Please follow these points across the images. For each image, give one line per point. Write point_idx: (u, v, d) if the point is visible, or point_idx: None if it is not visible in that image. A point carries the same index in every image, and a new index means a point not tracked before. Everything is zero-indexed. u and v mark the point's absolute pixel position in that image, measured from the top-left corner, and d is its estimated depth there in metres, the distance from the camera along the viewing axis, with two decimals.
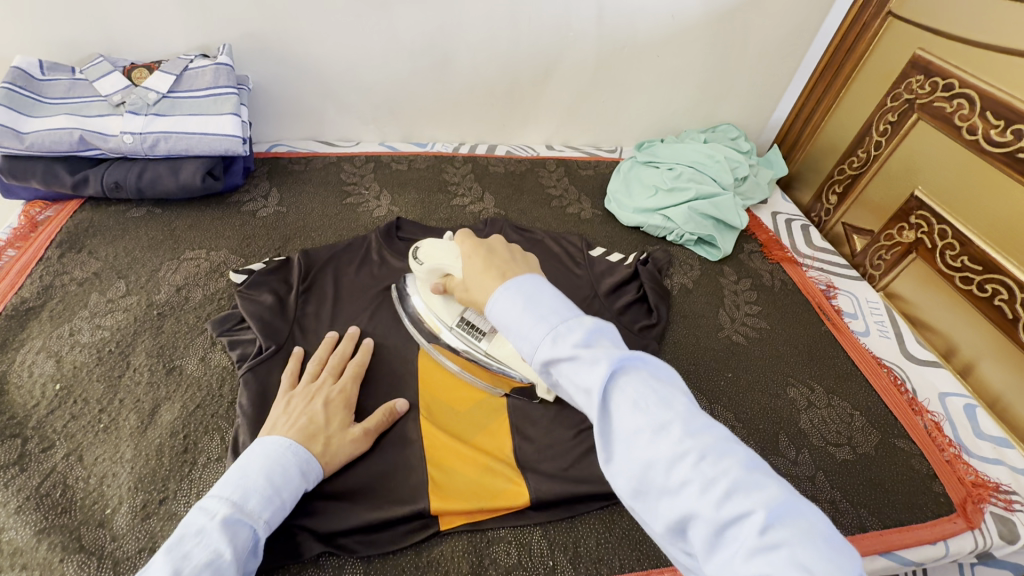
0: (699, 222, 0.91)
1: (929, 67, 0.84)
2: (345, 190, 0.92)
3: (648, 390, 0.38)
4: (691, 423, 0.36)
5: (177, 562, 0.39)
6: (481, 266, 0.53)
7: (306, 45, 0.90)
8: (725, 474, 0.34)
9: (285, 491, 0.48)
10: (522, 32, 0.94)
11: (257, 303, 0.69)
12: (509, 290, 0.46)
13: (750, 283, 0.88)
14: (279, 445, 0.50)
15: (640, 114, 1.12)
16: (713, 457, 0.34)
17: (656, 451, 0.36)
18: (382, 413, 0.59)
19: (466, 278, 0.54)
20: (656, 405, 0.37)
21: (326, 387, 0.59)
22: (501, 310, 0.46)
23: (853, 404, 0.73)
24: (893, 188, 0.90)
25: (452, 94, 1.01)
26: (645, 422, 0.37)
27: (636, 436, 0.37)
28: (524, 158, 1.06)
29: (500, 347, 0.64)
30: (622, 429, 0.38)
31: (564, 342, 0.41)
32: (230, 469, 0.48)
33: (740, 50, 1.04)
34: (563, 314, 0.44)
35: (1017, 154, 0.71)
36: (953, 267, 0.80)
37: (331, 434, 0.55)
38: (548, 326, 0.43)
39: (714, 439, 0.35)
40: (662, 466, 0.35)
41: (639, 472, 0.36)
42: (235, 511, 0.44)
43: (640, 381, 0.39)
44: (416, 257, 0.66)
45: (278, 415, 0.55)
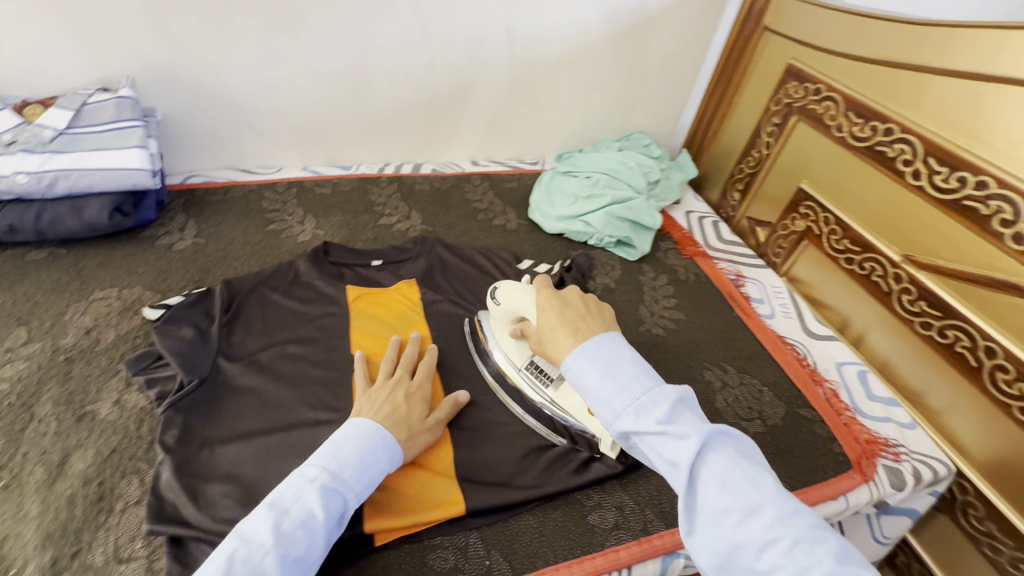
0: (616, 225, 0.97)
1: (801, 74, 0.94)
2: (267, 217, 0.91)
3: (733, 469, 0.42)
4: (780, 506, 0.40)
5: (278, 516, 0.46)
6: (556, 320, 0.56)
7: (217, 73, 0.89)
8: (817, 563, 0.37)
9: (374, 468, 0.53)
10: (436, 53, 0.98)
11: (176, 338, 0.68)
12: (586, 358, 0.50)
13: (667, 278, 0.95)
14: (370, 428, 0.55)
15: (558, 127, 1.18)
16: (804, 544, 0.38)
17: (746, 534, 0.40)
18: (445, 408, 0.64)
19: (541, 330, 0.57)
20: (743, 485, 0.41)
21: (404, 382, 0.63)
22: (581, 376, 0.50)
23: (763, 381, 0.79)
24: (783, 183, 1.00)
25: (373, 116, 1.03)
26: (736, 503, 0.41)
27: (728, 512, 0.41)
28: (449, 175, 1.09)
29: (568, 397, 0.66)
30: (708, 504, 0.42)
31: (649, 417, 0.45)
32: (328, 442, 0.53)
33: (643, 63, 1.12)
34: (644, 384, 0.48)
35: (876, 147, 0.81)
36: (838, 250, 0.90)
37: (411, 425, 0.59)
38: (631, 397, 0.47)
39: (803, 525, 0.39)
40: (753, 548, 0.39)
41: (727, 550, 0.40)
42: (331, 480, 0.49)
43: (723, 457, 0.43)
44: (494, 296, 0.70)
45: (361, 404, 0.59)
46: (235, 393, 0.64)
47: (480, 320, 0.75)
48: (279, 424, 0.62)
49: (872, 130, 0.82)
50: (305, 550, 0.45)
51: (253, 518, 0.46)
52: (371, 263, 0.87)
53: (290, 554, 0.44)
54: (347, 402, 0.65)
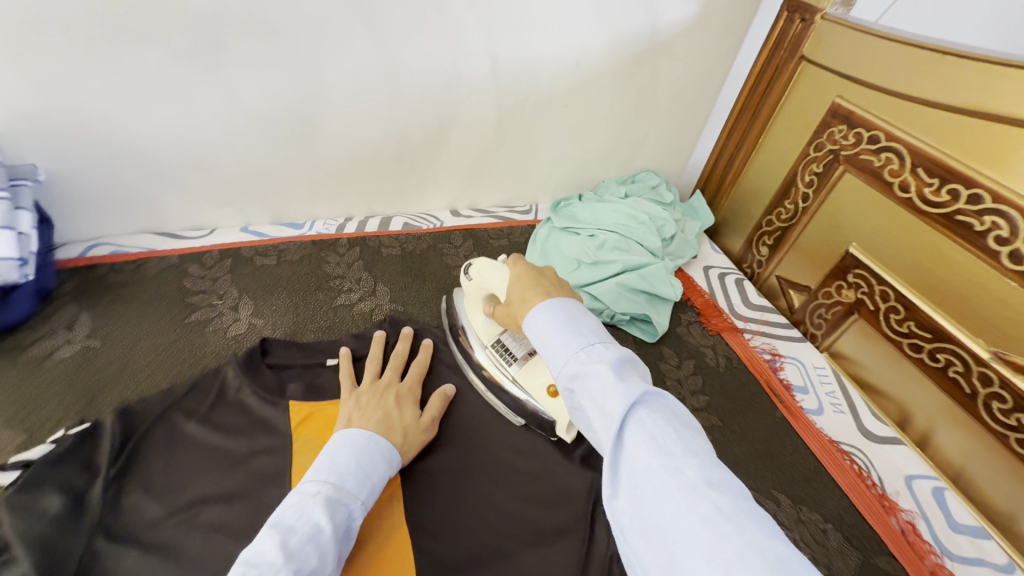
0: (629, 299, 0.80)
1: (849, 116, 0.77)
2: (190, 303, 0.71)
3: (666, 427, 0.34)
4: (712, 473, 0.32)
5: (284, 533, 0.40)
6: (527, 287, 0.50)
7: (117, 121, 0.69)
8: (740, 534, 0.28)
9: (375, 476, 0.50)
10: (403, 88, 0.79)
11: (31, 518, 0.47)
12: (546, 312, 0.45)
13: (693, 365, 0.78)
14: (361, 435, 0.53)
15: (554, 168, 1.00)
16: (729, 515, 0.29)
17: (667, 497, 0.31)
18: (437, 404, 0.64)
19: (511, 299, 0.51)
20: (676, 442, 0.33)
21: (393, 384, 0.64)
22: (539, 327, 0.45)
23: (824, 516, 0.63)
24: (825, 243, 0.84)
25: (327, 163, 0.84)
26: (662, 461, 0.32)
27: (651, 469, 0.33)
28: (425, 232, 0.90)
29: (531, 379, 0.65)
30: (632, 464, 0.34)
31: (592, 361, 0.39)
32: (319, 458, 0.50)
33: (653, 96, 0.95)
34: (597, 338, 0.42)
35: (956, 216, 0.65)
36: (899, 332, 0.73)
37: (405, 426, 0.59)
38: (579, 342, 0.41)
39: (733, 496, 0.30)
40: (670, 511, 0.30)
41: (646, 518, 0.32)
42: (335, 491, 0.46)
43: (659, 415, 0.35)
44: (466, 271, 0.68)
45: (352, 411, 0.58)
46: None
47: (457, 296, 0.77)
48: None
49: (949, 194, 0.65)
50: (320, 564, 0.39)
51: (253, 544, 0.39)
52: (325, 362, 0.68)
53: (304, 569, 0.37)
54: None
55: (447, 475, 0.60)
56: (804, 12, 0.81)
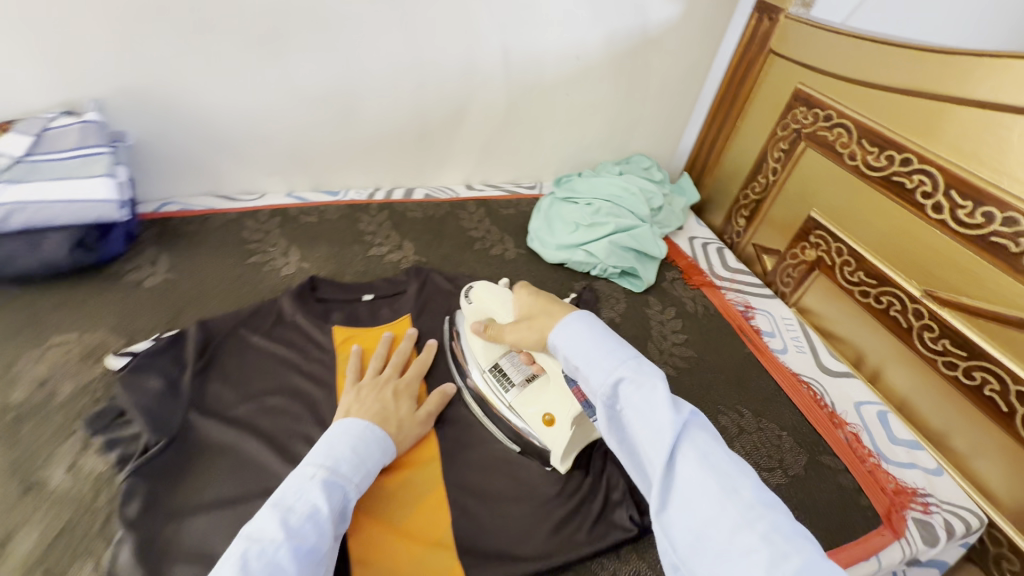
0: (620, 256, 0.92)
1: (810, 99, 0.90)
2: (248, 249, 0.85)
3: (715, 448, 0.43)
4: (755, 492, 0.41)
5: (283, 513, 0.45)
6: (538, 305, 0.61)
7: (194, 96, 0.83)
8: (792, 547, 0.37)
9: (370, 460, 0.54)
10: (428, 75, 0.93)
11: (141, 392, 0.60)
12: (593, 333, 0.53)
13: (675, 311, 0.90)
14: (360, 425, 0.56)
15: (556, 150, 1.13)
16: (778, 528, 0.38)
17: (722, 512, 0.40)
18: (433, 401, 0.67)
19: (524, 314, 0.62)
20: (728, 462, 0.42)
21: (393, 381, 0.66)
22: (577, 349, 0.52)
23: (781, 425, 0.75)
24: (791, 210, 0.96)
25: (361, 139, 0.97)
26: (717, 479, 0.41)
27: (707, 485, 0.41)
28: (443, 201, 1.04)
29: (530, 404, 0.64)
30: (687, 479, 0.42)
31: (639, 377, 0.47)
32: (320, 443, 0.54)
33: (644, 86, 1.08)
34: (635, 358, 0.50)
35: (893, 177, 0.78)
36: (852, 282, 0.86)
37: (401, 418, 0.62)
38: (627, 360, 0.49)
39: (776, 512, 0.40)
40: (728, 526, 0.39)
41: (699, 526, 0.40)
42: (331, 474, 0.50)
43: (706, 435, 0.44)
44: (466, 294, 0.72)
45: (350, 402, 0.61)
46: (209, 454, 0.58)
47: (457, 318, 0.76)
48: (257, 490, 0.56)
49: (887, 159, 0.78)
50: (317, 540, 0.45)
51: (256, 521, 0.45)
52: (362, 297, 0.81)
53: (302, 545, 0.43)
54: None
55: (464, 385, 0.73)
56: (772, 12, 0.95)
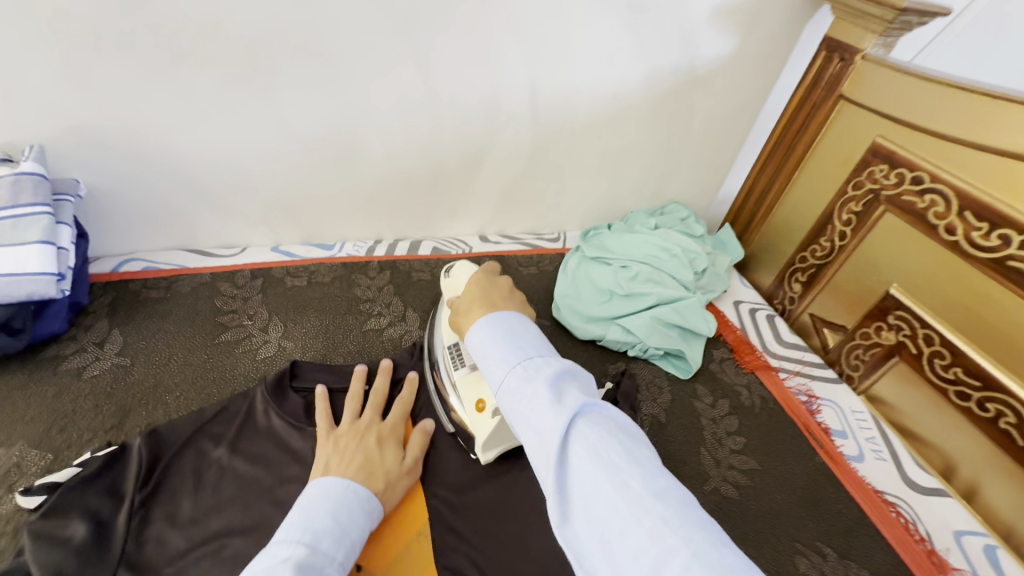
0: (662, 334, 0.78)
1: (892, 156, 0.76)
2: (219, 322, 0.70)
3: (610, 439, 0.33)
4: (656, 483, 0.31)
5: None
6: (477, 295, 0.51)
7: (161, 139, 0.69)
8: (687, 545, 0.27)
9: (354, 534, 0.46)
10: (442, 115, 0.79)
11: (55, 546, 0.46)
12: (487, 326, 0.44)
13: (728, 405, 0.75)
14: (340, 485, 0.49)
15: (583, 197, 1.00)
16: (674, 523, 0.28)
17: (613, 512, 0.30)
18: (419, 444, 0.60)
19: (461, 301, 0.52)
20: (619, 452, 0.32)
21: (375, 426, 0.59)
22: (477, 343, 0.43)
23: (874, 572, 0.59)
24: (862, 282, 0.82)
25: (362, 187, 0.84)
26: (610, 479, 0.31)
27: (596, 487, 0.31)
28: (454, 258, 0.90)
29: (470, 389, 0.59)
30: (576, 484, 0.32)
31: (531, 372, 0.38)
32: (291, 516, 0.44)
33: (686, 129, 0.94)
34: (535, 351, 0.41)
35: (1007, 262, 0.63)
36: (945, 378, 0.71)
37: (387, 470, 0.55)
38: (517, 355, 0.40)
39: (677, 503, 0.29)
40: (617, 530, 0.29)
41: (596, 538, 0.30)
42: (310, 551, 0.41)
43: (600, 425, 0.34)
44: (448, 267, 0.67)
45: (329, 455, 0.54)
46: None
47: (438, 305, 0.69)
48: None
49: (999, 239, 0.64)
50: None
51: None
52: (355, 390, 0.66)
53: None
54: None
55: (478, 514, 0.57)
56: (844, 52, 0.81)
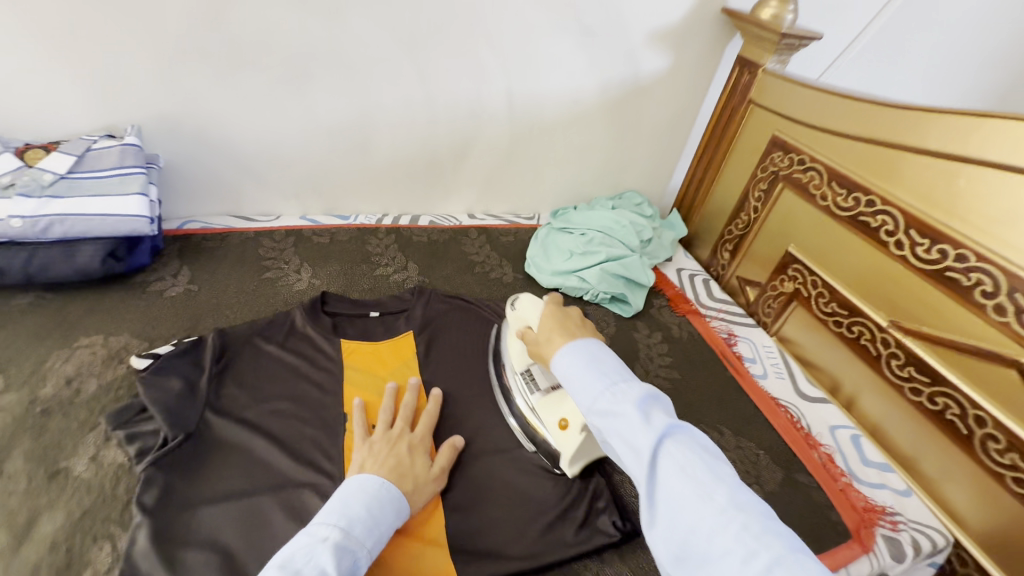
0: (611, 282, 0.98)
1: (786, 145, 0.99)
2: (263, 265, 0.91)
3: (693, 458, 0.47)
4: (735, 497, 0.44)
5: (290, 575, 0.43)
6: (554, 323, 0.68)
7: (223, 124, 0.91)
8: (766, 549, 0.40)
9: (383, 523, 0.53)
10: (438, 112, 1.01)
11: (162, 391, 0.65)
12: (571, 353, 0.60)
13: (661, 335, 0.96)
14: (376, 483, 0.55)
15: (554, 184, 1.21)
16: (754, 530, 0.41)
17: (699, 518, 0.44)
18: (446, 456, 0.65)
19: (541, 332, 0.69)
20: (702, 471, 0.45)
21: (404, 435, 0.64)
22: (570, 374, 0.58)
23: (759, 445, 0.79)
24: (770, 245, 1.03)
25: (374, 168, 1.05)
26: (698, 489, 0.45)
27: (687, 495, 0.45)
28: (447, 228, 1.10)
29: (547, 409, 0.70)
30: (667, 489, 0.46)
31: (620, 398, 0.53)
32: (333, 500, 0.52)
33: (635, 128, 1.17)
34: (621, 379, 0.55)
35: (859, 217, 0.85)
36: (826, 312, 0.92)
37: (416, 475, 0.60)
38: (603, 382, 0.55)
39: (754, 513, 0.43)
40: (704, 533, 0.43)
41: (683, 536, 0.44)
42: (344, 537, 0.48)
43: (684, 447, 0.48)
44: (512, 305, 0.83)
45: (364, 457, 0.60)
46: (219, 451, 0.62)
47: (501, 334, 0.83)
48: (267, 485, 0.60)
49: (855, 201, 0.85)
50: None
51: None
52: (369, 312, 0.86)
53: None
54: (338, 465, 0.63)
55: (461, 398, 0.77)
56: (751, 68, 1.05)
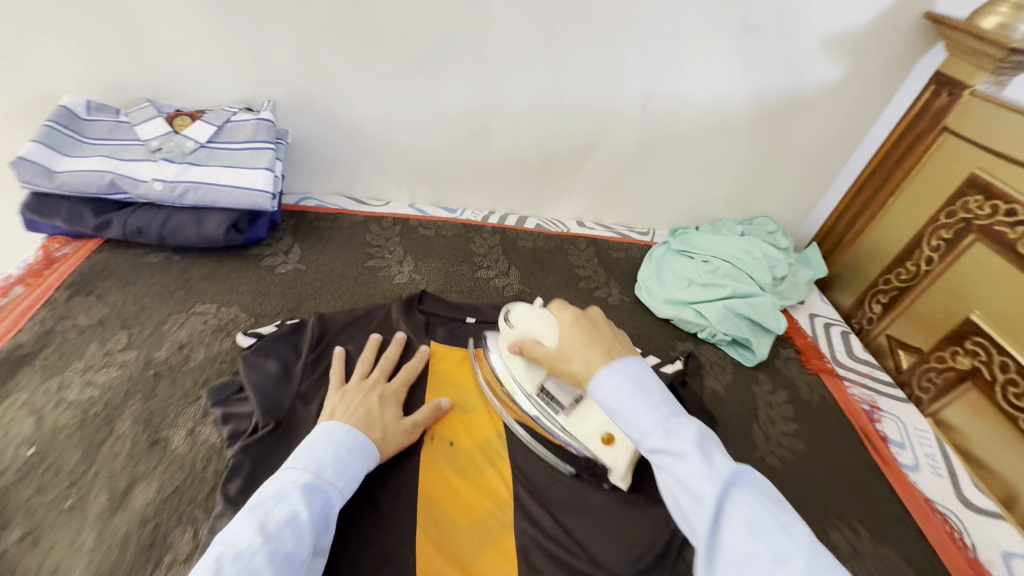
0: (733, 322, 0.86)
1: (988, 187, 0.79)
2: (368, 252, 0.89)
3: (763, 512, 0.39)
4: (818, 561, 0.36)
5: (261, 518, 0.45)
6: (584, 339, 0.54)
7: (349, 106, 0.90)
8: None
9: (353, 465, 0.54)
10: (565, 108, 0.93)
11: (260, 373, 0.64)
12: (611, 376, 0.49)
13: (787, 395, 0.82)
14: (341, 428, 0.55)
15: (676, 198, 1.09)
16: None
17: None
18: (426, 412, 0.64)
19: (565, 348, 0.54)
20: (777, 530, 0.37)
21: (380, 386, 0.65)
22: (607, 394, 0.48)
23: (902, 558, 0.65)
24: (944, 308, 0.84)
25: (489, 162, 1.00)
26: (767, 550, 0.37)
27: (760, 559, 0.37)
28: (554, 234, 1.03)
29: (582, 425, 0.63)
30: (732, 550, 0.38)
31: (676, 438, 0.44)
32: (299, 446, 0.53)
33: (784, 147, 1.01)
34: (669, 410, 0.46)
35: None
36: (1016, 406, 0.72)
37: (386, 424, 0.60)
38: (656, 415, 0.46)
39: None
40: None
41: None
42: (314, 479, 0.50)
43: (750, 499, 0.40)
44: (506, 319, 0.67)
45: (335, 405, 0.60)
46: None
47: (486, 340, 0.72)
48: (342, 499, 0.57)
49: None
50: (295, 547, 0.44)
51: (231, 526, 0.44)
52: (466, 318, 0.81)
53: (280, 550, 0.43)
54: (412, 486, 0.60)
55: None
56: (954, 87, 0.85)
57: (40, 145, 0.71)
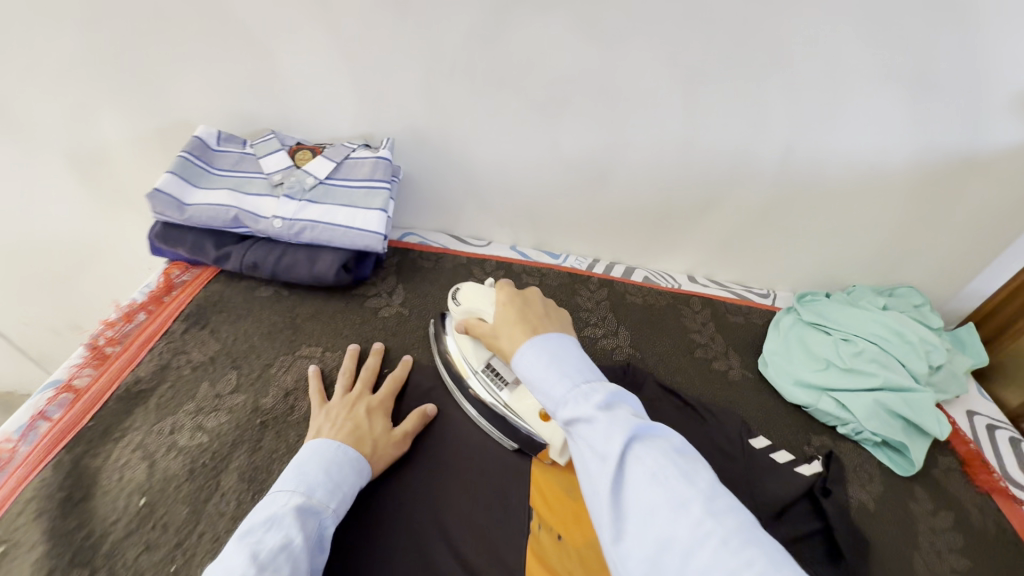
0: (884, 420, 0.74)
1: None
2: None
3: (666, 460, 0.38)
4: (714, 505, 0.36)
5: (252, 544, 0.42)
6: (514, 316, 0.54)
7: (465, 144, 0.87)
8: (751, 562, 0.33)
9: (345, 484, 0.53)
10: (694, 161, 0.85)
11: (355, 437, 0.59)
12: (532, 350, 0.48)
13: (952, 520, 0.69)
14: (330, 446, 0.55)
15: (804, 259, 0.98)
16: (739, 541, 0.34)
17: (676, 531, 0.35)
18: (413, 422, 0.64)
19: (498, 326, 0.55)
20: (677, 478, 0.37)
21: (364, 398, 0.65)
22: (527, 366, 0.47)
23: None
24: None
25: (601, 210, 0.94)
26: (668, 496, 0.37)
27: (657, 505, 0.37)
28: (665, 289, 0.94)
29: (522, 402, 0.63)
30: (636, 502, 0.37)
31: (585, 403, 0.42)
32: (289, 468, 0.52)
33: (949, 213, 0.87)
34: (587, 375, 0.45)
35: None
36: None
37: (375, 438, 0.60)
38: (570, 381, 0.44)
39: (737, 522, 0.35)
40: (681, 549, 0.34)
41: (656, 555, 0.35)
42: (306, 501, 0.48)
43: (651, 448, 0.39)
44: (454, 296, 0.68)
45: (322, 423, 0.59)
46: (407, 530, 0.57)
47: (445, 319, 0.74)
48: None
49: None
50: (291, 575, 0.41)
51: (219, 555, 0.42)
52: None
53: None
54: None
55: None
56: None
57: (174, 175, 0.72)
